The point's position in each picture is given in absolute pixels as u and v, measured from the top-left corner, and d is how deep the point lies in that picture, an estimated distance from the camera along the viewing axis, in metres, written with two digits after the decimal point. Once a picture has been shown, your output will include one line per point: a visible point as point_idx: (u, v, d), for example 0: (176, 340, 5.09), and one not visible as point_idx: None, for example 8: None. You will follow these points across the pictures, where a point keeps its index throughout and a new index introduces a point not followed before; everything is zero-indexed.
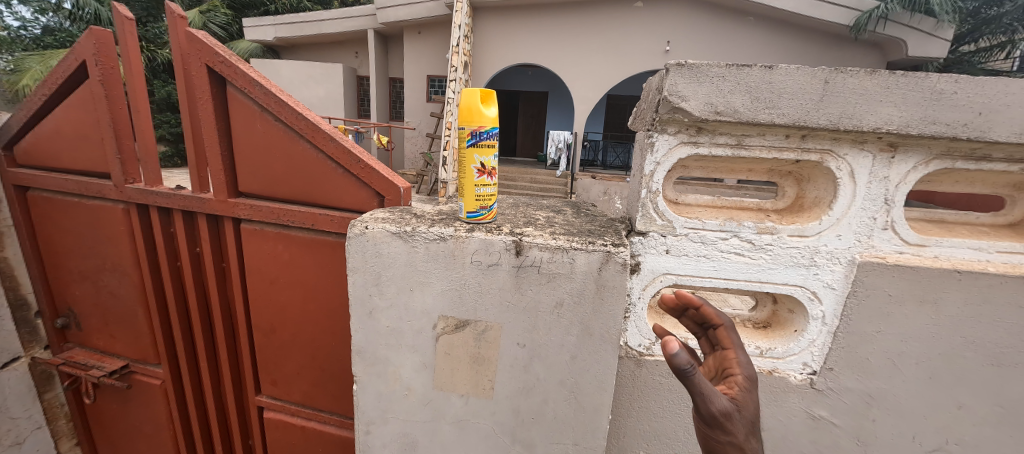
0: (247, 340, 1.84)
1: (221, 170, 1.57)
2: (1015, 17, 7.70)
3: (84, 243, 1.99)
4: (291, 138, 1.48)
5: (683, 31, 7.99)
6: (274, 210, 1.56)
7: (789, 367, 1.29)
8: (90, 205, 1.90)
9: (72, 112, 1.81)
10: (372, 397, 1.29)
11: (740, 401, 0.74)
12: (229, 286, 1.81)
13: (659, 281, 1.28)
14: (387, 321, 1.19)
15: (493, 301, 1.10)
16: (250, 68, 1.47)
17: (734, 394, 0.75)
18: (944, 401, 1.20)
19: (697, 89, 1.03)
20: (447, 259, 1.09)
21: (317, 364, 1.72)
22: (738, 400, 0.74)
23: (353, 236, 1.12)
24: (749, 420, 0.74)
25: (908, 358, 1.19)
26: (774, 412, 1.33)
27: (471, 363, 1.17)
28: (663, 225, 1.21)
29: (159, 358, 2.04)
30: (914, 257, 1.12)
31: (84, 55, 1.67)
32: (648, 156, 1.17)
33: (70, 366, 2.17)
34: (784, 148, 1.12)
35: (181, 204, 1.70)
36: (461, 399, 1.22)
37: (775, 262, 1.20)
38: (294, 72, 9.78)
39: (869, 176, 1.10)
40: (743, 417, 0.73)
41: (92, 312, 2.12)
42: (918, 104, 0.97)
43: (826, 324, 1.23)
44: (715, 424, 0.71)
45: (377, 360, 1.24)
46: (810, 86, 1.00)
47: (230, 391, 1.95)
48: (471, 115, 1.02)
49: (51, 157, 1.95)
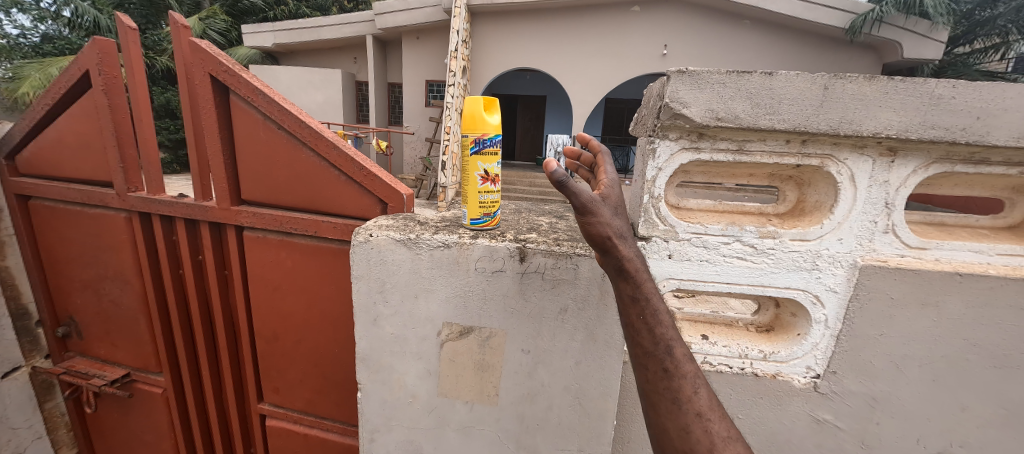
0: (249, 348, 1.84)
1: (224, 178, 1.58)
2: (1009, 19, 7.78)
3: (86, 252, 1.99)
4: (293, 146, 1.49)
5: (680, 35, 8.05)
6: (277, 217, 1.56)
7: (792, 371, 1.30)
8: (92, 214, 1.90)
9: (74, 121, 1.82)
10: (377, 404, 1.29)
11: (604, 198, 0.82)
12: (232, 293, 1.81)
13: (662, 286, 1.28)
14: (391, 328, 1.19)
15: (497, 308, 1.11)
16: (253, 77, 1.48)
17: (600, 194, 0.83)
18: (948, 403, 1.21)
19: (698, 95, 1.04)
20: (452, 266, 1.09)
21: (320, 371, 1.71)
22: (602, 197, 0.82)
23: (358, 243, 1.13)
24: (614, 210, 0.81)
25: (911, 360, 1.19)
26: (778, 416, 1.33)
27: (475, 369, 1.17)
28: (666, 230, 1.21)
29: (160, 367, 2.03)
30: (915, 261, 1.13)
31: (87, 64, 1.68)
32: (649, 161, 1.18)
33: (71, 375, 2.17)
34: (785, 153, 1.13)
35: (184, 212, 1.71)
36: (466, 406, 1.22)
37: (777, 266, 1.20)
38: (294, 78, 9.83)
39: (869, 180, 1.11)
40: (607, 205, 0.80)
41: (93, 320, 2.11)
42: (917, 109, 0.98)
43: (829, 328, 1.24)
44: (585, 212, 0.74)
45: (381, 367, 1.24)
46: (810, 92, 1.01)
47: (233, 399, 1.95)
48: (475, 123, 1.03)
49: (53, 166, 1.96)
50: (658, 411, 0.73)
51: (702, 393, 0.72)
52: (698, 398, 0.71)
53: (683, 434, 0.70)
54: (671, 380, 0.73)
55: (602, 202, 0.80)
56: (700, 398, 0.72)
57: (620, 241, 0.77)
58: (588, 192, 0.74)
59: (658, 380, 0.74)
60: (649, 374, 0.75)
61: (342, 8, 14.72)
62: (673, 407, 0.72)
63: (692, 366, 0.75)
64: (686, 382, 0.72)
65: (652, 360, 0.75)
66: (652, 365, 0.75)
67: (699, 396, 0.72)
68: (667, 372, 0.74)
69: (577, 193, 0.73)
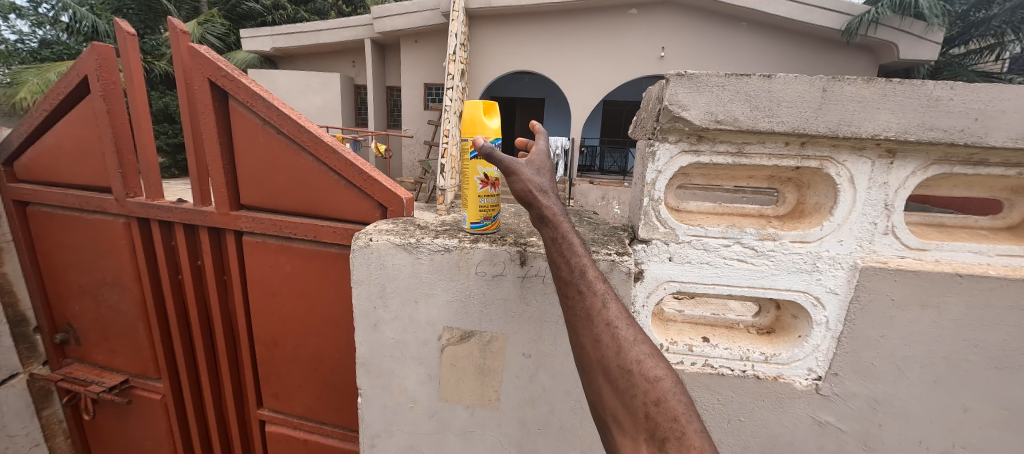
0: (249, 353, 1.83)
1: (223, 183, 1.57)
2: (1004, 20, 7.82)
3: (84, 257, 1.99)
4: (293, 151, 1.49)
5: (677, 37, 8.09)
6: (276, 222, 1.56)
7: (793, 373, 1.29)
8: (90, 219, 1.90)
9: (73, 127, 1.82)
10: (377, 409, 1.28)
11: (530, 162, 0.93)
12: (231, 298, 1.80)
13: (662, 288, 1.28)
14: (391, 333, 1.19)
15: (498, 312, 1.10)
16: (252, 82, 1.48)
17: (527, 159, 0.94)
18: (949, 404, 1.21)
19: (697, 98, 1.04)
20: (452, 270, 1.09)
21: (319, 376, 1.70)
22: (528, 160, 0.94)
23: (358, 248, 1.12)
24: (539, 170, 0.93)
25: (913, 362, 1.19)
26: (780, 418, 1.32)
27: (476, 373, 1.17)
28: (666, 233, 1.21)
29: (159, 373, 2.02)
30: (915, 262, 1.13)
31: (86, 70, 1.68)
32: (649, 164, 1.18)
33: (69, 381, 2.15)
34: (784, 155, 1.13)
35: (183, 218, 1.70)
36: (467, 410, 1.22)
37: (778, 268, 1.21)
38: (293, 82, 9.86)
39: (869, 181, 1.11)
40: (531, 166, 0.92)
41: (92, 326, 2.10)
42: (915, 111, 0.98)
43: (829, 329, 1.24)
44: (510, 175, 0.88)
45: (382, 372, 1.24)
46: (808, 94, 1.01)
47: (232, 405, 1.94)
48: (474, 127, 1.03)
49: (51, 172, 1.95)
50: (578, 330, 0.75)
51: (613, 306, 0.75)
52: (610, 310, 0.74)
53: (596, 344, 0.72)
54: (584, 298, 0.76)
55: (527, 165, 0.92)
56: (611, 310, 0.74)
57: (540, 194, 0.88)
58: (510, 159, 0.88)
59: (574, 301, 0.77)
60: (568, 297, 0.78)
61: (340, 12, 14.74)
62: (587, 323, 0.74)
63: (603, 283, 0.78)
64: (597, 297, 0.75)
65: (570, 283, 0.78)
66: (570, 289, 0.78)
67: (610, 309, 0.74)
68: (579, 290, 0.77)
69: (499, 160, 0.88)
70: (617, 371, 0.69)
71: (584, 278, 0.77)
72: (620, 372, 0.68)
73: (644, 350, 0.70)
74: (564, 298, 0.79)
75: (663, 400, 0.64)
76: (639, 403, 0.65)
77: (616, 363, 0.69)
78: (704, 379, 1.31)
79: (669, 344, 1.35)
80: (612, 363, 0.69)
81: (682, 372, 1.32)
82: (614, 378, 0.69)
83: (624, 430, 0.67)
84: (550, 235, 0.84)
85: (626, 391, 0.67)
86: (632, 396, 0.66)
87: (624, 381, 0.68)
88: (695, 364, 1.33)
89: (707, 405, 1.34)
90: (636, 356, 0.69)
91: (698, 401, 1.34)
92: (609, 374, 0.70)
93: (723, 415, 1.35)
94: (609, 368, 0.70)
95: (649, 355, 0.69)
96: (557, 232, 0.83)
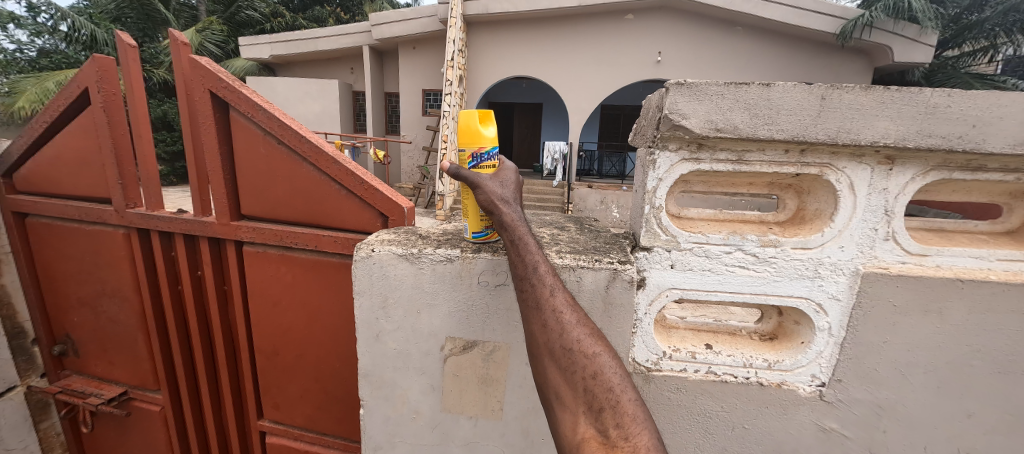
0: (249, 364, 1.81)
1: (224, 193, 1.58)
2: (996, 23, 7.92)
3: (84, 268, 1.98)
4: (293, 161, 1.49)
5: (674, 42, 8.16)
6: (276, 232, 1.56)
7: (797, 380, 1.29)
8: (90, 230, 1.89)
9: (73, 138, 1.82)
10: (379, 420, 1.27)
11: (495, 176, 1.02)
12: (231, 308, 1.79)
13: (664, 295, 1.28)
14: (393, 343, 1.18)
15: (500, 322, 1.10)
16: (253, 93, 1.49)
17: (493, 173, 1.03)
18: (954, 410, 1.20)
19: (697, 107, 1.05)
20: (454, 280, 1.08)
21: (320, 386, 1.69)
22: (493, 174, 1.02)
23: (359, 258, 1.12)
24: (503, 183, 1.01)
25: (916, 367, 1.19)
26: (785, 425, 1.32)
27: (479, 383, 1.16)
28: (668, 240, 1.22)
29: (158, 384, 2.00)
30: (916, 267, 1.14)
31: (86, 82, 1.68)
32: (650, 172, 1.18)
33: (67, 394, 2.13)
34: (784, 162, 1.14)
35: (183, 228, 1.70)
36: (470, 421, 1.21)
37: (779, 275, 1.21)
38: (292, 89, 9.92)
39: (869, 187, 1.11)
40: (496, 180, 1.00)
41: (91, 337, 2.09)
42: (913, 118, 0.99)
43: (832, 335, 1.23)
44: (474, 188, 0.98)
45: (383, 383, 1.23)
46: (807, 102, 1.02)
47: (232, 416, 1.92)
48: (471, 136, 1.02)
49: (51, 183, 1.95)
50: (528, 317, 0.81)
51: (560, 296, 0.81)
52: (556, 298, 0.81)
53: (544, 329, 0.78)
54: (535, 289, 0.82)
55: (492, 179, 1.01)
56: (558, 298, 0.81)
57: (502, 204, 0.96)
58: (475, 175, 0.98)
59: (527, 293, 0.83)
60: (522, 289, 0.84)
61: (339, 19, 14.83)
62: (536, 310, 0.81)
63: (553, 275, 0.84)
64: (546, 287, 0.82)
65: (524, 277, 0.84)
66: (524, 283, 0.84)
67: (557, 298, 0.81)
68: (532, 283, 0.83)
69: (464, 176, 0.98)
70: (560, 351, 0.75)
71: (536, 273, 0.83)
72: (562, 352, 0.75)
73: (584, 331, 0.77)
74: (519, 291, 0.85)
75: (599, 373, 0.71)
76: (579, 377, 0.72)
77: (559, 344, 0.76)
78: (708, 387, 1.31)
79: (671, 351, 1.34)
80: (556, 344, 0.76)
81: (685, 379, 1.31)
82: (558, 357, 0.75)
83: (565, 404, 0.73)
84: (511, 240, 0.90)
85: (569, 367, 0.74)
86: (573, 372, 0.73)
87: (565, 359, 0.74)
88: (698, 372, 1.32)
89: (711, 412, 1.33)
90: (577, 337, 0.76)
91: (702, 409, 1.33)
92: (553, 354, 0.76)
93: (726, 423, 1.34)
94: (554, 348, 0.76)
95: (588, 335, 0.76)
96: (514, 234, 0.91)
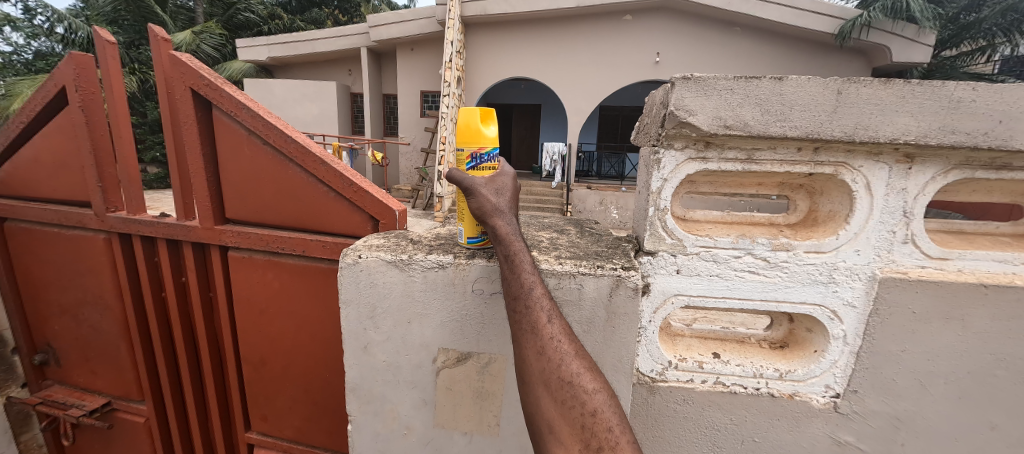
0: (235, 373, 1.74)
1: (207, 196, 1.51)
2: (994, 23, 7.89)
3: (64, 275, 1.90)
4: (277, 161, 1.42)
5: (673, 42, 8.11)
6: (263, 236, 1.48)
7: (811, 390, 1.23)
8: (69, 235, 1.81)
9: (50, 140, 1.75)
10: (368, 436, 1.20)
11: (490, 182, 0.94)
12: (217, 316, 1.72)
13: (670, 302, 1.22)
14: (382, 356, 1.11)
15: (496, 332, 1.03)
16: (237, 92, 1.42)
17: (488, 177, 0.95)
18: (976, 422, 1.14)
19: (705, 103, 0.98)
20: (446, 288, 1.01)
21: (309, 397, 1.62)
22: (488, 179, 0.94)
23: (346, 266, 1.05)
24: (498, 190, 0.93)
25: (936, 378, 1.12)
26: (797, 438, 1.26)
27: (474, 397, 1.10)
28: (673, 244, 1.15)
29: (143, 394, 1.92)
30: (937, 272, 1.07)
31: (63, 80, 1.61)
32: (655, 172, 1.12)
33: (48, 405, 2.04)
34: (796, 161, 1.08)
35: (166, 233, 1.62)
36: (465, 437, 1.13)
37: (791, 280, 1.14)
38: (290, 91, 9.90)
39: (886, 188, 1.05)
40: (491, 186, 0.92)
41: (72, 346, 2.01)
42: (936, 114, 0.93)
43: (848, 344, 1.17)
44: (468, 194, 0.92)
45: (373, 398, 1.16)
46: (823, 97, 0.95)
47: (218, 428, 1.84)
48: (471, 135, 0.95)
49: (29, 186, 1.88)
50: (522, 343, 0.74)
51: (556, 324, 0.75)
52: (552, 326, 0.74)
53: (540, 356, 0.71)
54: (530, 312, 0.76)
55: (485, 184, 0.93)
56: (554, 326, 0.74)
57: (495, 214, 0.89)
58: (469, 178, 0.91)
59: (521, 316, 0.77)
60: (516, 311, 0.78)
61: (336, 20, 14.66)
62: (531, 336, 0.74)
63: (549, 300, 0.78)
64: (542, 312, 0.75)
65: (517, 297, 0.78)
66: (517, 303, 0.78)
67: (553, 326, 0.74)
68: (526, 305, 0.76)
69: (459, 179, 0.93)
70: (558, 383, 0.68)
71: (530, 294, 0.77)
72: (561, 384, 0.68)
73: (583, 364, 0.71)
74: (512, 313, 0.79)
75: (598, 412, 0.65)
76: (577, 414, 0.66)
77: (557, 375, 0.68)
78: (715, 398, 1.25)
79: (678, 361, 1.27)
80: (553, 375, 0.69)
81: (691, 390, 1.25)
82: (554, 389, 0.68)
83: (559, 440, 0.65)
84: (505, 254, 0.84)
85: (566, 402, 0.67)
86: (572, 407, 0.66)
87: (563, 392, 0.67)
88: (706, 382, 1.26)
89: (719, 425, 1.27)
90: (576, 370, 0.69)
91: (710, 421, 1.27)
92: (549, 385, 0.68)
93: (736, 436, 1.28)
94: (549, 379, 0.68)
95: (587, 369, 0.70)
96: (509, 249, 0.84)
